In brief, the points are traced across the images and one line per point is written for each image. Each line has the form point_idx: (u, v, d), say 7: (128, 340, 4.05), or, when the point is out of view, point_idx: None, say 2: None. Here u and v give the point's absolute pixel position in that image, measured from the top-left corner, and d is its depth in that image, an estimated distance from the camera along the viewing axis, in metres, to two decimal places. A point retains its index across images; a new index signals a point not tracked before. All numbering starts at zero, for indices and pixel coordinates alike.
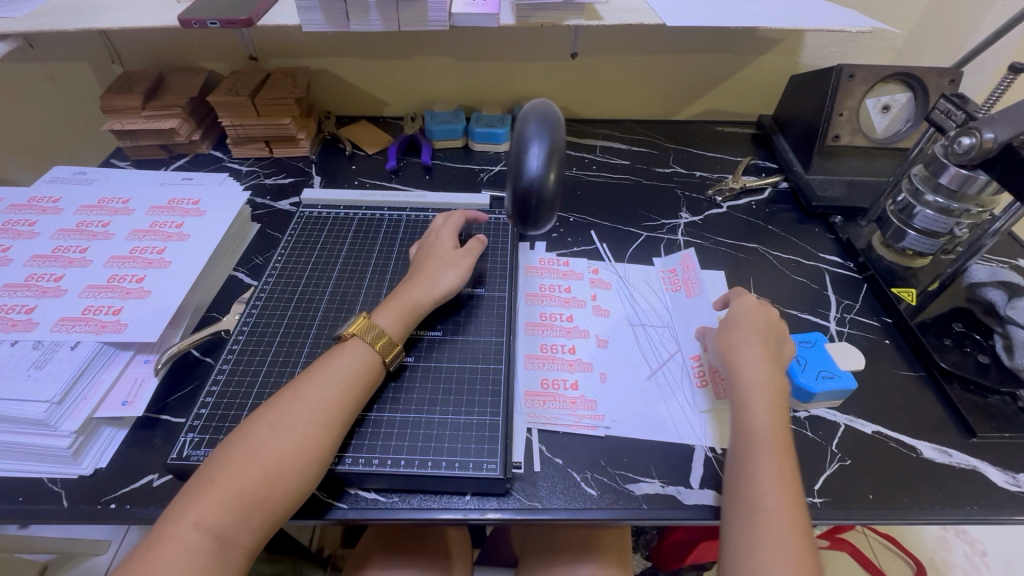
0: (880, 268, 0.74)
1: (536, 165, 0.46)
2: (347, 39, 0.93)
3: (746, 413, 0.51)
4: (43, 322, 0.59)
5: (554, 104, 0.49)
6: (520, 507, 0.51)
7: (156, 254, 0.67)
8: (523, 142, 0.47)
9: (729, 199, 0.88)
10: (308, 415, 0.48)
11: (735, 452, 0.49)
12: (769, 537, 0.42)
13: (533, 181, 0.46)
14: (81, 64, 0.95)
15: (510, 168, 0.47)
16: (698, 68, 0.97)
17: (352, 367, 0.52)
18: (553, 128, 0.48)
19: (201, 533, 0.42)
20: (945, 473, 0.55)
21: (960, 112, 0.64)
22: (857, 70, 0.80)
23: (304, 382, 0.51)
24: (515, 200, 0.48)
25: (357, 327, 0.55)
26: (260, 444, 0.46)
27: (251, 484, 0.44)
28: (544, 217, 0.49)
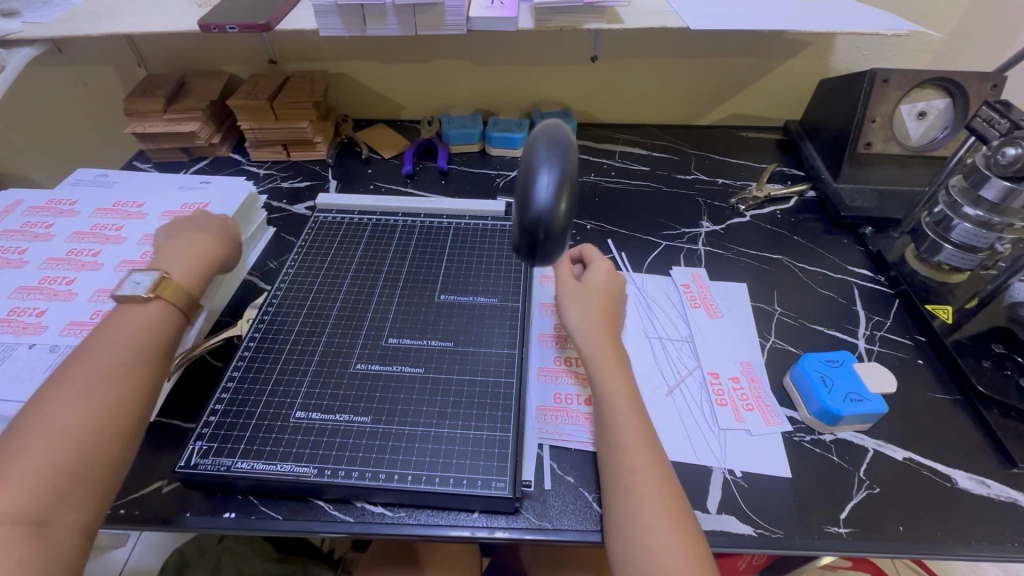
0: (914, 283, 0.70)
1: (546, 192, 0.42)
2: (365, 43, 0.92)
3: (602, 377, 0.54)
4: (52, 326, 0.59)
5: (569, 129, 0.46)
6: (529, 527, 0.50)
7: (91, 256, 0.67)
8: (535, 167, 0.43)
9: (752, 208, 0.85)
10: (100, 376, 0.45)
11: (599, 416, 0.53)
12: (646, 517, 0.46)
13: (541, 208, 0.42)
14: (107, 68, 0.96)
15: (518, 194, 0.43)
16: (722, 72, 0.94)
17: (142, 321, 0.50)
18: (569, 156, 0.44)
19: (18, 525, 0.37)
20: (982, 505, 0.51)
21: (1004, 121, 0.60)
22: (892, 74, 0.77)
23: (92, 347, 0.47)
24: (522, 230, 0.43)
25: (164, 288, 0.53)
26: (54, 418, 0.41)
27: (60, 460, 0.40)
28: (553, 249, 0.44)
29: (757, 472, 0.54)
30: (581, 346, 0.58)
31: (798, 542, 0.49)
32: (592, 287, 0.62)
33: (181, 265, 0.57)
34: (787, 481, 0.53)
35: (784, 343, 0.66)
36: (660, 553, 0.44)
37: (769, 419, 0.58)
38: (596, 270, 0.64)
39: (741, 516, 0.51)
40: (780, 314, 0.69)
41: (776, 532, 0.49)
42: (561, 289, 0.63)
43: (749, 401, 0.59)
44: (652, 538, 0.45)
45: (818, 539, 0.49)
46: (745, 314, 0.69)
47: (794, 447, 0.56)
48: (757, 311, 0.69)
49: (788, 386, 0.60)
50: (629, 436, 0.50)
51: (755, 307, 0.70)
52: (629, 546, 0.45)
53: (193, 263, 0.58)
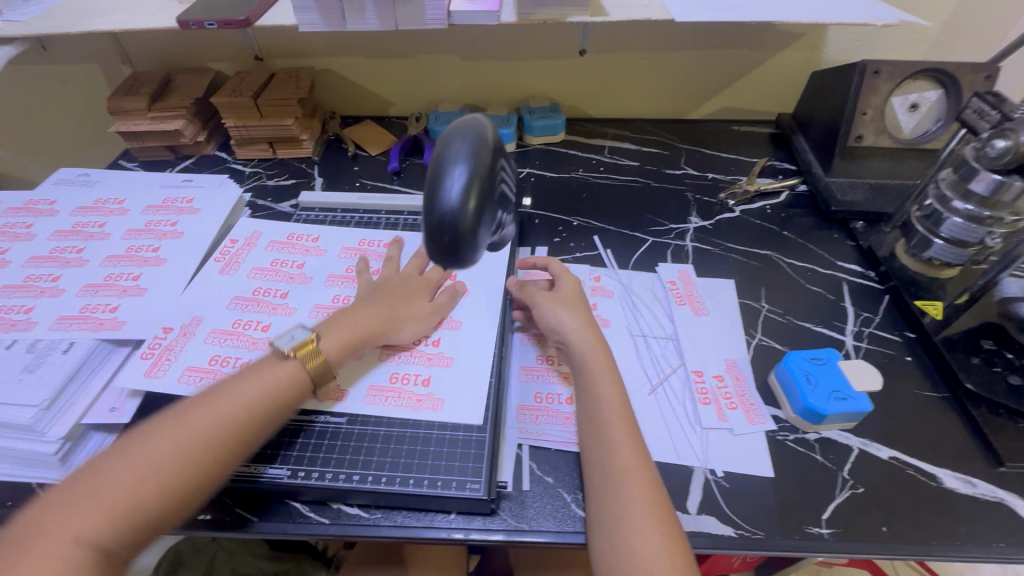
0: (904, 279, 0.69)
1: (456, 188, 0.35)
2: (350, 39, 0.91)
3: (591, 377, 0.54)
4: (171, 369, 0.57)
5: (485, 122, 0.38)
6: (508, 529, 0.49)
7: (280, 298, 0.65)
8: (445, 158, 0.36)
9: (742, 203, 0.84)
10: (216, 433, 0.45)
11: (586, 417, 0.52)
12: (632, 519, 0.45)
13: (450, 206, 0.35)
14: (92, 65, 0.96)
15: (425, 190, 0.36)
16: (712, 65, 0.93)
17: (272, 381, 0.50)
18: (486, 147, 0.37)
19: (81, 548, 0.38)
20: (968, 505, 0.51)
21: (994, 112, 0.59)
22: (883, 66, 0.75)
23: (219, 394, 0.48)
24: (428, 232, 0.36)
25: (304, 349, 0.52)
26: (157, 454, 0.43)
27: (143, 500, 0.41)
28: (467, 255, 0.37)
29: (739, 472, 0.53)
30: (569, 348, 0.57)
31: (779, 543, 0.48)
32: (569, 294, 0.62)
33: (344, 335, 0.54)
34: (769, 480, 0.52)
35: (770, 340, 0.65)
36: (646, 556, 0.43)
37: (752, 418, 0.57)
38: (563, 279, 0.64)
39: (721, 517, 0.50)
40: (767, 311, 0.68)
41: (756, 533, 0.49)
42: (537, 293, 0.62)
43: (733, 399, 0.58)
44: (640, 540, 0.44)
45: (799, 540, 0.48)
46: (732, 310, 0.68)
47: (777, 447, 0.55)
48: (744, 307, 0.68)
49: (773, 384, 0.59)
50: (619, 438, 0.50)
51: (742, 304, 0.69)
52: (616, 548, 0.44)
53: (354, 334, 0.55)
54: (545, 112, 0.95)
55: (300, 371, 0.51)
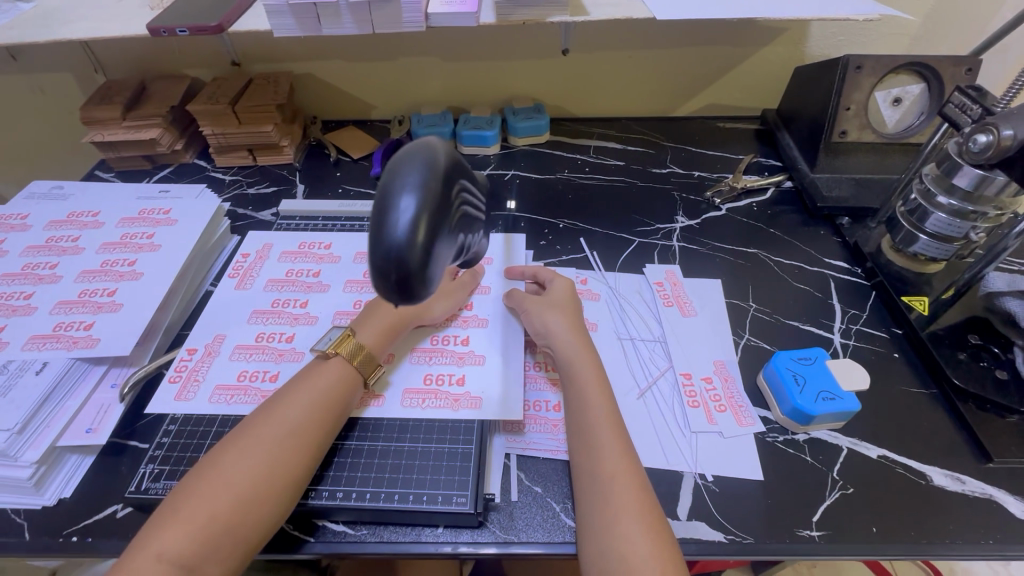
0: (890, 274, 0.69)
1: (403, 220, 0.31)
2: (329, 42, 0.90)
3: (579, 381, 0.54)
4: (200, 391, 0.56)
5: (442, 150, 0.35)
6: (496, 541, 0.48)
7: (300, 308, 0.64)
8: (393, 185, 0.32)
9: (728, 201, 0.84)
10: (281, 440, 0.47)
11: (574, 423, 0.52)
12: (622, 526, 0.44)
13: (397, 239, 0.31)
14: (64, 74, 0.93)
15: (371, 219, 0.33)
16: (695, 62, 0.92)
17: (329, 382, 0.51)
18: (440, 172, 0.34)
19: (165, 564, 0.40)
20: (957, 502, 0.50)
21: (976, 107, 0.58)
22: (865, 61, 0.75)
23: (279, 403, 0.49)
24: (374, 267, 0.33)
25: (342, 345, 0.54)
26: (229, 468, 0.45)
27: (220, 512, 0.42)
28: (419, 293, 0.34)
29: (728, 475, 0.52)
30: (558, 352, 0.57)
31: (769, 547, 0.48)
32: (559, 298, 0.61)
33: (379, 328, 0.57)
34: (758, 483, 0.52)
35: (758, 340, 0.64)
36: (637, 561, 0.42)
37: (741, 419, 0.56)
38: (555, 283, 0.63)
39: (711, 522, 0.49)
40: (755, 310, 0.68)
41: (746, 538, 0.48)
42: (526, 299, 0.62)
43: (722, 401, 0.58)
44: (629, 545, 0.43)
45: (790, 543, 0.48)
46: (719, 311, 0.67)
47: (766, 448, 0.55)
48: (731, 307, 0.68)
49: (761, 385, 0.59)
50: (609, 442, 0.49)
51: (729, 304, 0.69)
52: (606, 555, 0.43)
53: (389, 325, 0.58)
54: (529, 113, 0.94)
55: (348, 364, 0.53)
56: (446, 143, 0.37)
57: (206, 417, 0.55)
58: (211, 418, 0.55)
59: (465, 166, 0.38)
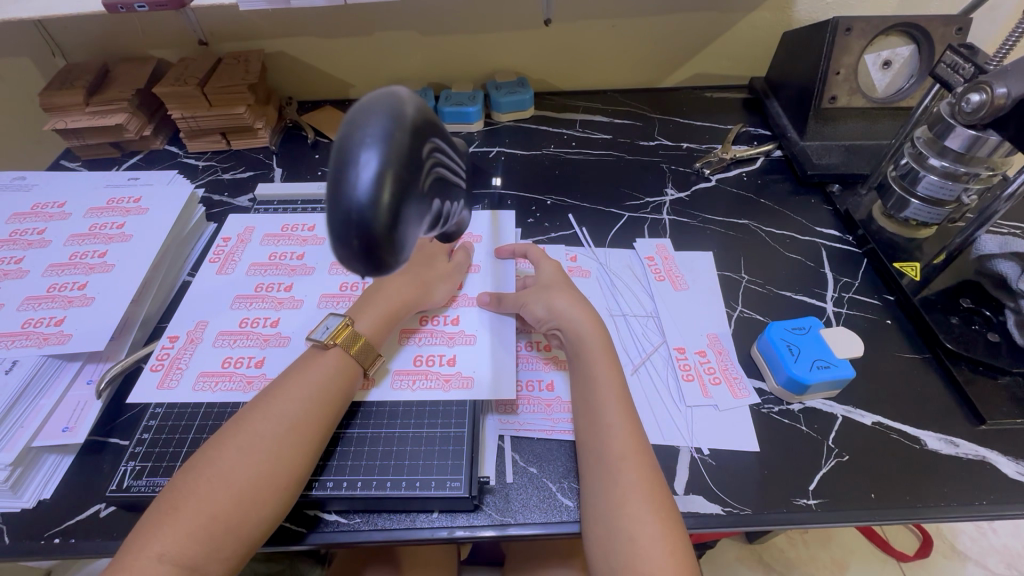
0: (881, 241, 0.68)
1: (365, 179, 0.29)
2: (300, 17, 0.86)
3: (587, 360, 0.53)
4: (183, 378, 0.54)
5: (410, 100, 0.33)
6: (492, 523, 0.48)
7: (284, 291, 0.62)
8: (349, 142, 0.30)
9: (717, 171, 0.82)
10: (279, 435, 0.45)
11: (583, 403, 0.51)
12: (630, 508, 0.43)
13: (358, 202, 0.30)
14: (20, 58, 0.88)
15: (329, 181, 0.31)
16: (682, 30, 0.90)
17: (328, 374, 0.49)
18: (404, 126, 0.31)
19: (167, 565, 0.39)
20: (952, 465, 0.51)
21: (969, 65, 0.57)
22: (855, 22, 0.73)
23: (274, 397, 0.47)
24: (336, 232, 0.31)
25: (342, 335, 0.52)
26: (226, 465, 0.43)
27: (220, 511, 0.41)
28: (387, 260, 0.32)
29: (726, 448, 0.52)
30: (565, 334, 0.55)
31: (767, 517, 0.48)
32: (549, 280, 0.60)
33: (378, 315, 0.54)
34: (754, 454, 0.52)
35: (751, 312, 0.64)
36: (644, 543, 0.42)
37: (736, 392, 0.56)
38: (542, 268, 0.61)
39: (709, 495, 0.49)
40: (747, 282, 0.67)
41: (744, 510, 0.48)
42: (518, 294, 0.59)
43: (716, 374, 0.57)
44: (638, 527, 0.42)
45: (786, 512, 0.48)
46: (711, 284, 0.66)
47: (762, 419, 0.54)
48: (723, 279, 0.67)
49: (756, 356, 0.58)
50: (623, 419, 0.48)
51: (721, 276, 0.68)
52: (615, 537, 0.43)
53: (389, 312, 0.55)
54: (513, 87, 0.91)
55: (347, 355, 0.51)
56: (413, 96, 0.34)
57: (191, 408, 0.53)
58: (195, 409, 0.53)
59: (435, 122, 0.35)
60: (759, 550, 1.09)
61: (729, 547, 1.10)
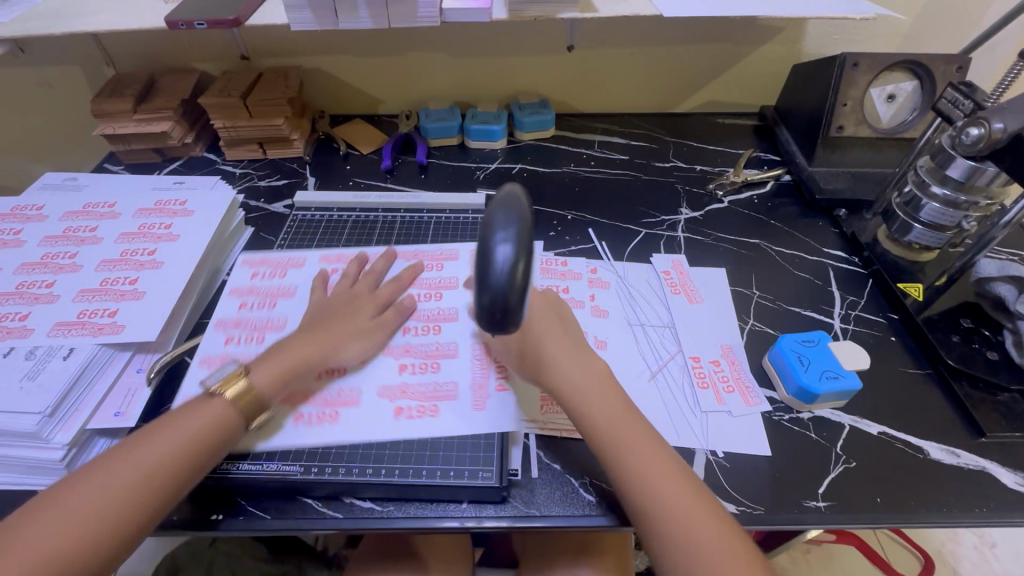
0: (886, 262, 0.72)
1: (505, 258, 0.40)
2: (338, 37, 0.91)
3: (642, 503, 0.46)
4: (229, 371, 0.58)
5: (522, 196, 0.45)
6: (517, 514, 0.51)
7: None
8: (488, 240, 0.42)
9: (730, 194, 0.86)
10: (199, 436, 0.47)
11: (617, 463, 0.48)
12: (641, 471, 0.47)
13: (500, 276, 0.40)
14: (71, 67, 0.94)
15: (476, 264, 0.42)
16: (696, 60, 0.95)
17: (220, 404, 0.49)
18: (525, 226, 0.43)
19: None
20: (954, 474, 0.53)
21: (968, 101, 0.62)
22: (861, 58, 0.78)
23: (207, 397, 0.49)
24: (478, 292, 0.42)
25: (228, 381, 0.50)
26: (106, 490, 0.42)
27: (156, 474, 0.44)
28: (513, 325, 0.42)
29: (739, 452, 0.55)
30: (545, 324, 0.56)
31: (779, 517, 0.50)
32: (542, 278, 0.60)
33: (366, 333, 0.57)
34: (766, 458, 0.55)
35: (763, 326, 0.67)
36: (675, 509, 0.45)
37: (749, 399, 0.59)
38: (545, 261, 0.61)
39: (723, 494, 0.52)
40: (758, 297, 0.70)
41: (757, 509, 0.51)
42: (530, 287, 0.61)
43: (730, 382, 0.60)
44: (660, 498, 0.45)
45: (796, 513, 0.51)
46: (724, 297, 0.70)
47: (772, 426, 0.57)
48: (735, 294, 0.71)
49: (767, 367, 0.62)
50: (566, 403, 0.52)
51: (733, 292, 0.71)
52: (640, 506, 0.46)
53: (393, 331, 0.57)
54: (535, 108, 0.96)
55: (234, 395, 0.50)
56: (524, 196, 0.46)
57: None
58: None
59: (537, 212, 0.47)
60: None
61: None
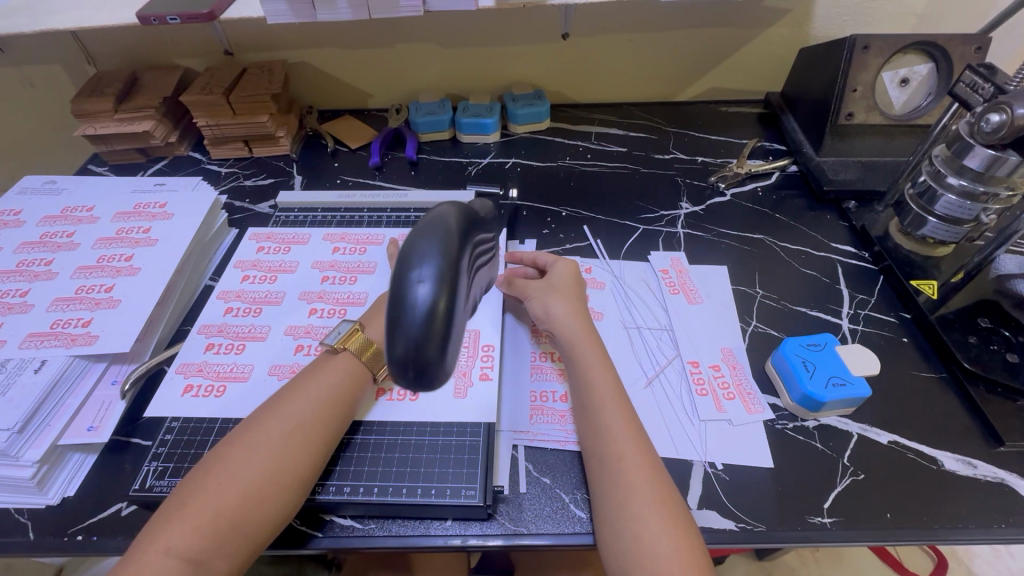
0: (898, 258, 0.68)
1: (422, 299, 0.37)
2: (323, 29, 0.88)
3: (624, 519, 0.44)
4: (204, 383, 0.56)
5: (451, 221, 0.41)
6: (505, 532, 0.48)
7: (311, 300, 0.64)
8: (404, 277, 0.38)
9: (732, 186, 0.82)
10: (285, 435, 0.46)
11: (609, 474, 0.46)
12: (636, 489, 0.45)
13: (416, 320, 0.37)
14: (53, 66, 0.91)
15: (391, 304, 0.38)
16: (697, 46, 0.91)
17: (332, 377, 0.51)
18: (449, 259, 0.39)
19: (173, 558, 0.40)
20: (970, 487, 0.50)
21: (988, 85, 0.57)
22: (873, 40, 0.73)
23: (288, 392, 0.49)
24: (392, 339, 0.38)
25: (350, 340, 0.53)
26: (232, 465, 0.44)
27: (225, 508, 0.42)
28: (437, 377, 0.39)
29: (739, 464, 0.52)
30: (560, 338, 0.56)
31: (782, 535, 0.47)
32: (560, 281, 0.60)
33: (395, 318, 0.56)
34: (769, 470, 0.52)
35: (766, 327, 0.64)
36: (651, 541, 0.42)
37: (750, 407, 0.56)
38: (557, 268, 0.62)
39: (723, 510, 0.49)
40: (762, 297, 0.67)
41: (758, 526, 0.48)
42: (528, 283, 0.61)
43: (730, 389, 0.57)
44: (642, 526, 0.43)
45: (801, 530, 0.48)
46: (724, 297, 0.67)
47: (775, 435, 0.54)
48: (737, 294, 0.67)
49: (770, 372, 0.58)
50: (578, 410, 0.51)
51: (735, 291, 0.68)
52: (620, 534, 0.43)
53: None
54: (529, 99, 0.92)
55: (352, 361, 0.52)
56: (457, 220, 0.42)
57: (207, 422, 0.54)
58: (211, 424, 0.54)
59: (472, 237, 0.43)
60: (768, 566, 1.07)
61: (738, 563, 1.09)
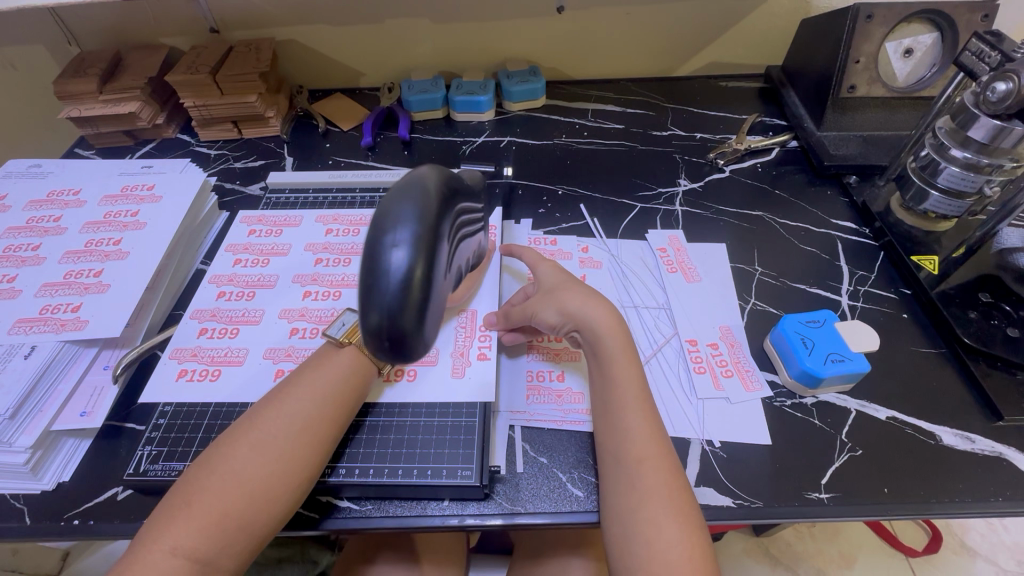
0: (899, 234, 0.67)
1: (398, 265, 0.37)
2: (311, 5, 0.85)
3: (635, 521, 0.43)
4: (197, 368, 0.56)
5: (431, 185, 0.40)
6: (503, 512, 0.48)
7: (304, 283, 0.63)
8: (380, 242, 0.38)
9: (731, 163, 0.81)
10: (291, 437, 0.45)
11: (620, 474, 0.45)
12: (652, 493, 0.44)
13: (392, 288, 0.37)
14: (34, 46, 0.89)
15: (365, 270, 0.38)
16: (696, 18, 0.88)
17: (336, 373, 0.50)
18: (426, 224, 0.38)
19: (180, 559, 0.40)
20: (968, 461, 0.50)
21: (995, 53, 0.55)
22: (877, 9, 0.71)
23: (291, 390, 0.48)
24: (367, 308, 0.38)
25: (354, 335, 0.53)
26: (237, 467, 0.43)
27: (231, 509, 0.42)
28: (414, 348, 0.39)
29: (737, 441, 0.52)
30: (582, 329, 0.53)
31: (780, 511, 0.47)
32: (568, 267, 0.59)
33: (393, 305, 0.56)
34: (765, 447, 0.51)
35: (765, 305, 0.63)
36: (663, 545, 0.41)
37: (749, 384, 0.56)
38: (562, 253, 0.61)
39: (719, 487, 0.49)
40: (761, 274, 0.66)
41: (755, 502, 0.48)
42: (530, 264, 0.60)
43: (729, 367, 0.57)
44: (656, 532, 0.42)
45: (799, 506, 0.48)
46: (724, 276, 0.66)
47: (774, 412, 0.54)
48: (736, 272, 0.66)
49: (768, 349, 0.58)
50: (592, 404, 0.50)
51: (734, 269, 0.67)
52: (630, 535, 0.43)
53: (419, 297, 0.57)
54: (524, 76, 0.90)
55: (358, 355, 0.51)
56: (438, 184, 0.41)
57: (199, 407, 0.53)
58: (204, 408, 0.53)
59: (454, 202, 0.42)
60: (765, 543, 1.08)
61: (735, 539, 1.10)
